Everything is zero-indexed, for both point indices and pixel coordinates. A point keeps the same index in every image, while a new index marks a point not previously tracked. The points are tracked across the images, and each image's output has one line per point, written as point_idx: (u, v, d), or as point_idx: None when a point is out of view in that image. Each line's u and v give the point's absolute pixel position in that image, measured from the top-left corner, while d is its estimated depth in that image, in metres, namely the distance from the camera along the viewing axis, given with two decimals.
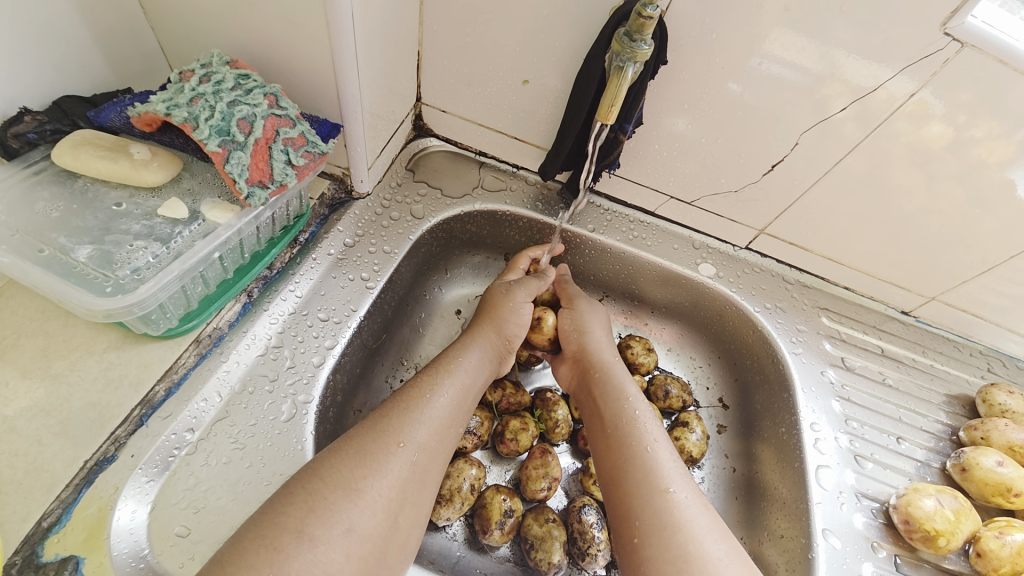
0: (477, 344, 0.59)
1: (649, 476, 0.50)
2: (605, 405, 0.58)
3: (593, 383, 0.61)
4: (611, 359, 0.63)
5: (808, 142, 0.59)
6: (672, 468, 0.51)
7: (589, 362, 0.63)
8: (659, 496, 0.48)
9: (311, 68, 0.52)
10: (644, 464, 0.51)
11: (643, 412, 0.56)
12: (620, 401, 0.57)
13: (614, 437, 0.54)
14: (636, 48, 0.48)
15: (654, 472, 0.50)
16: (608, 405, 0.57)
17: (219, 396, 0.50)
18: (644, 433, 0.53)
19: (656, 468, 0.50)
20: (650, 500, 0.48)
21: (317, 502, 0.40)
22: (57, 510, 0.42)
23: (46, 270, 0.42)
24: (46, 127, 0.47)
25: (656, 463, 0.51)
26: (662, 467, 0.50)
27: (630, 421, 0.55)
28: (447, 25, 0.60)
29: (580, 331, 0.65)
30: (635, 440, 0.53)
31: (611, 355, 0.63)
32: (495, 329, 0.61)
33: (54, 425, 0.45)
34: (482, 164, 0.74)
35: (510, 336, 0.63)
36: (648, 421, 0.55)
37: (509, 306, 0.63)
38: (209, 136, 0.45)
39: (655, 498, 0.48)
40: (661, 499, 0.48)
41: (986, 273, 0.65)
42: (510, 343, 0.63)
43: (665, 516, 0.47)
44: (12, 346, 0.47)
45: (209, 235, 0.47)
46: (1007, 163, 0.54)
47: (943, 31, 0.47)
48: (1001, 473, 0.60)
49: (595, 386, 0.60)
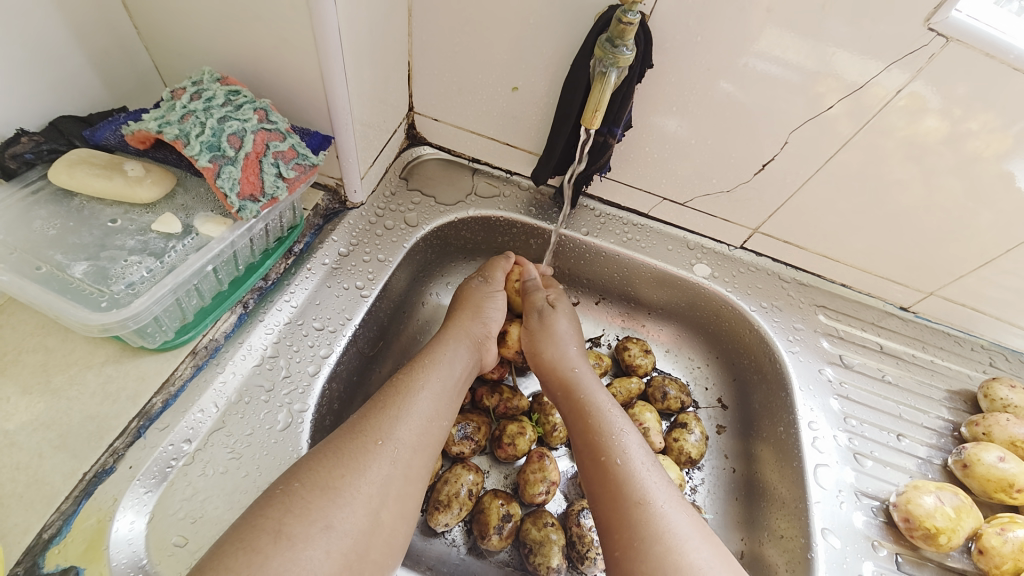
0: (446, 332, 0.60)
1: (622, 489, 0.49)
2: (576, 419, 0.57)
3: (563, 400, 0.60)
4: (576, 371, 0.61)
5: (799, 139, 0.59)
6: (646, 476, 0.50)
7: (554, 380, 0.62)
8: (635, 508, 0.48)
9: (300, 81, 0.53)
10: (616, 477, 0.50)
11: (615, 421, 0.55)
12: (591, 414, 0.56)
13: (586, 452, 0.54)
14: (618, 53, 0.48)
15: (627, 483, 0.49)
16: (579, 421, 0.57)
17: (216, 406, 0.50)
18: (616, 445, 0.53)
19: (630, 479, 0.50)
20: (626, 513, 0.48)
21: (295, 502, 0.41)
22: (57, 521, 0.43)
23: (42, 287, 0.43)
24: (42, 147, 0.48)
25: (629, 475, 0.50)
26: (636, 477, 0.50)
27: (601, 434, 0.54)
28: (436, 34, 0.61)
29: (536, 349, 0.64)
30: (606, 454, 0.52)
31: (577, 365, 0.62)
32: (471, 314, 0.63)
33: (54, 438, 0.46)
34: (475, 170, 0.75)
35: (486, 321, 0.64)
36: (619, 429, 0.55)
37: (483, 293, 0.65)
38: (199, 152, 0.46)
39: (631, 510, 0.48)
40: (634, 512, 0.47)
41: (984, 267, 0.65)
42: (485, 333, 0.64)
43: (642, 527, 0.46)
44: (13, 361, 0.48)
45: (202, 248, 0.48)
46: (1003, 155, 0.54)
47: (927, 26, 0.47)
48: (1003, 468, 0.60)
49: (566, 403, 0.60)
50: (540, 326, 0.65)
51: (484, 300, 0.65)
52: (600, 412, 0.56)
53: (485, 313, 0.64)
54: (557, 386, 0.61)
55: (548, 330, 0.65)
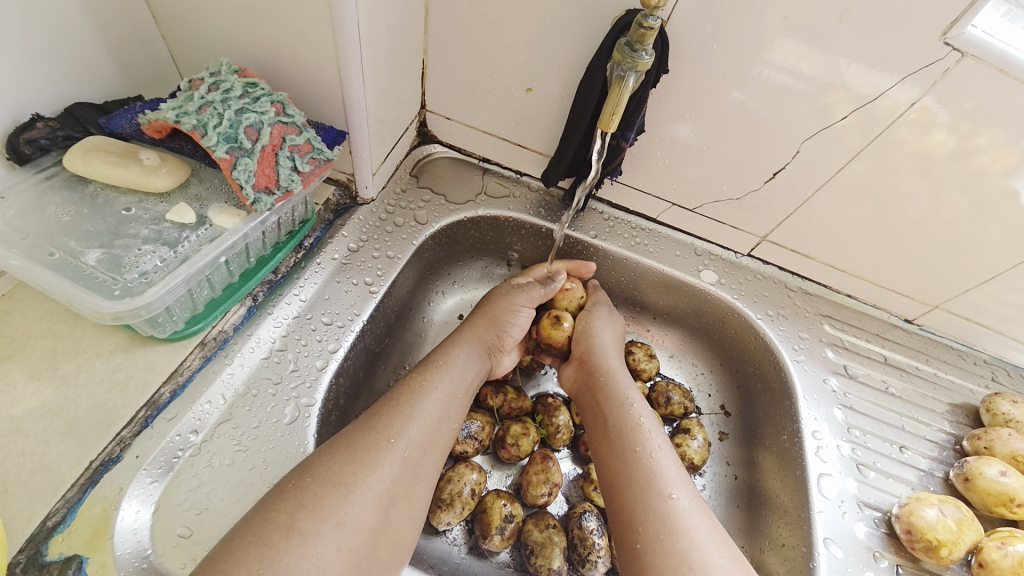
0: (463, 340, 0.60)
1: (653, 482, 0.50)
2: (607, 410, 0.58)
3: (597, 388, 0.61)
4: (615, 364, 0.63)
5: (810, 149, 0.59)
6: (673, 474, 0.51)
7: (595, 366, 0.63)
8: (663, 502, 0.48)
9: (316, 76, 0.53)
10: (647, 470, 0.51)
11: (646, 418, 0.56)
12: (623, 408, 0.57)
13: (617, 441, 0.54)
14: (637, 57, 0.49)
15: (657, 478, 0.50)
16: (614, 410, 0.57)
17: (223, 398, 0.50)
18: (647, 440, 0.53)
19: (660, 474, 0.50)
20: (654, 505, 0.48)
21: (307, 498, 0.41)
22: (63, 509, 0.43)
23: (56, 273, 0.43)
24: (58, 133, 0.48)
25: (659, 470, 0.51)
26: (664, 473, 0.51)
27: (633, 427, 0.55)
28: (452, 33, 0.61)
29: (588, 333, 0.66)
30: (637, 446, 0.53)
31: (618, 362, 0.64)
32: (487, 324, 0.62)
33: (61, 426, 0.45)
34: (485, 170, 0.75)
35: (502, 333, 0.63)
36: (649, 426, 0.55)
37: (506, 305, 0.64)
38: (217, 143, 0.46)
39: (659, 503, 0.48)
40: (662, 505, 0.48)
41: (990, 282, 0.65)
42: (501, 343, 0.63)
43: (668, 521, 0.47)
44: (20, 348, 0.48)
45: (215, 239, 0.48)
46: (1011, 171, 0.54)
47: (943, 41, 0.47)
48: (1004, 483, 0.60)
49: (600, 391, 0.60)
50: (604, 316, 0.68)
51: (506, 312, 0.63)
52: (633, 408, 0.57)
53: (503, 325, 0.63)
54: (594, 373, 0.62)
55: (605, 323, 0.67)
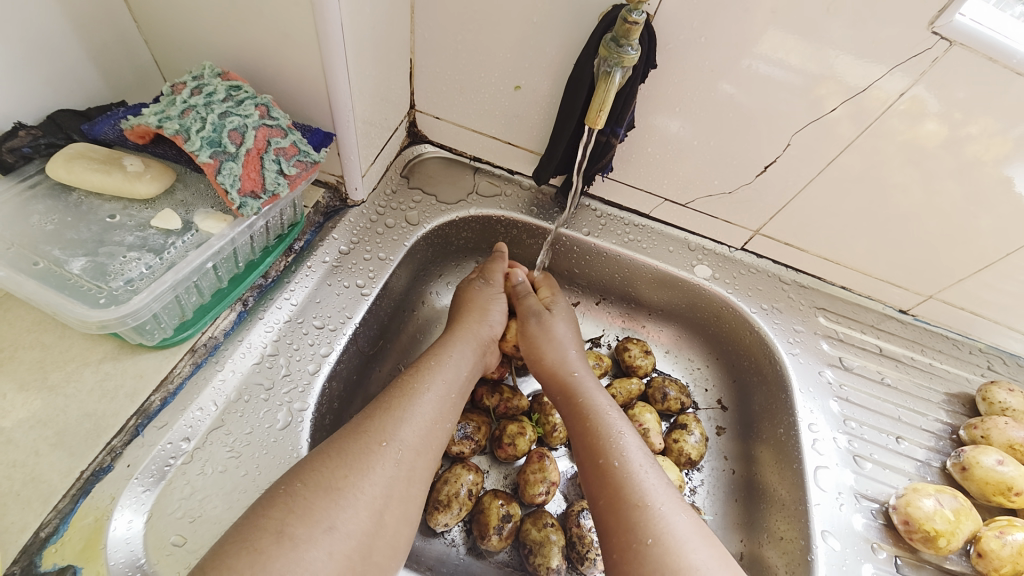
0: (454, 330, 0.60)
1: (622, 492, 0.49)
2: (574, 422, 0.58)
3: (562, 402, 0.60)
4: (569, 375, 0.61)
5: (801, 142, 0.59)
6: (645, 478, 0.50)
7: (551, 380, 0.62)
8: (634, 510, 0.48)
9: (301, 78, 0.52)
10: (615, 480, 0.50)
11: (613, 423, 0.56)
12: (588, 417, 0.57)
13: (586, 454, 0.54)
14: (622, 52, 0.48)
15: (626, 486, 0.50)
16: (578, 423, 0.57)
17: (215, 404, 0.50)
18: (614, 447, 0.53)
19: (629, 482, 0.50)
20: (626, 514, 0.48)
21: (298, 502, 0.40)
22: (55, 520, 0.42)
23: (41, 283, 0.42)
24: (40, 141, 0.48)
25: (627, 477, 0.50)
26: (634, 479, 0.50)
27: (597, 437, 0.54)
28: (438, 32, 0.61)
29: (533, 353, 0.64)
30: (604, 456, 0.53)
31: (575, 367, 0.62)
32: (477, 317, 0.63)
33: (50, 436, 0.45)
34: (477, 169, 0.75)
35: (492, 325, 0.64)
36: (617, 431, 0.55)
37: (488, 295, 0.65)
38: (200, 147, 0.45)
39: (630, 513, 0.48)
40: (635, 514, 0.47)
41: (984, 271, 0.65)
42: (491, 336, 0.63)
43: (641, 529, 0.46)
44: (9, 359, 0.48)
45: (202, 244, 0.48)
46: (1004, 160, 0.54)
47: (931, 30, 0.47)
48: (1002, 471, 0.60)
49: (566, 404, 0.60)
50: (540, 329, 0.65)
51: (489, 301, 0.65)
52: (598, 414, 0.57)
53: (490, 316, 0.64)
54: (556, 388, 0.62)
55: (547, 334, 0.65)
